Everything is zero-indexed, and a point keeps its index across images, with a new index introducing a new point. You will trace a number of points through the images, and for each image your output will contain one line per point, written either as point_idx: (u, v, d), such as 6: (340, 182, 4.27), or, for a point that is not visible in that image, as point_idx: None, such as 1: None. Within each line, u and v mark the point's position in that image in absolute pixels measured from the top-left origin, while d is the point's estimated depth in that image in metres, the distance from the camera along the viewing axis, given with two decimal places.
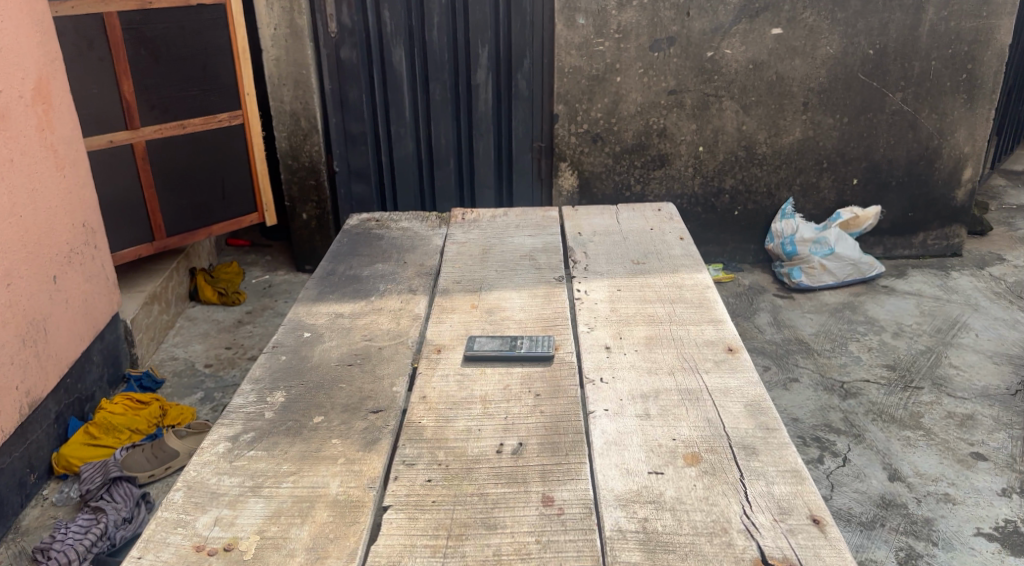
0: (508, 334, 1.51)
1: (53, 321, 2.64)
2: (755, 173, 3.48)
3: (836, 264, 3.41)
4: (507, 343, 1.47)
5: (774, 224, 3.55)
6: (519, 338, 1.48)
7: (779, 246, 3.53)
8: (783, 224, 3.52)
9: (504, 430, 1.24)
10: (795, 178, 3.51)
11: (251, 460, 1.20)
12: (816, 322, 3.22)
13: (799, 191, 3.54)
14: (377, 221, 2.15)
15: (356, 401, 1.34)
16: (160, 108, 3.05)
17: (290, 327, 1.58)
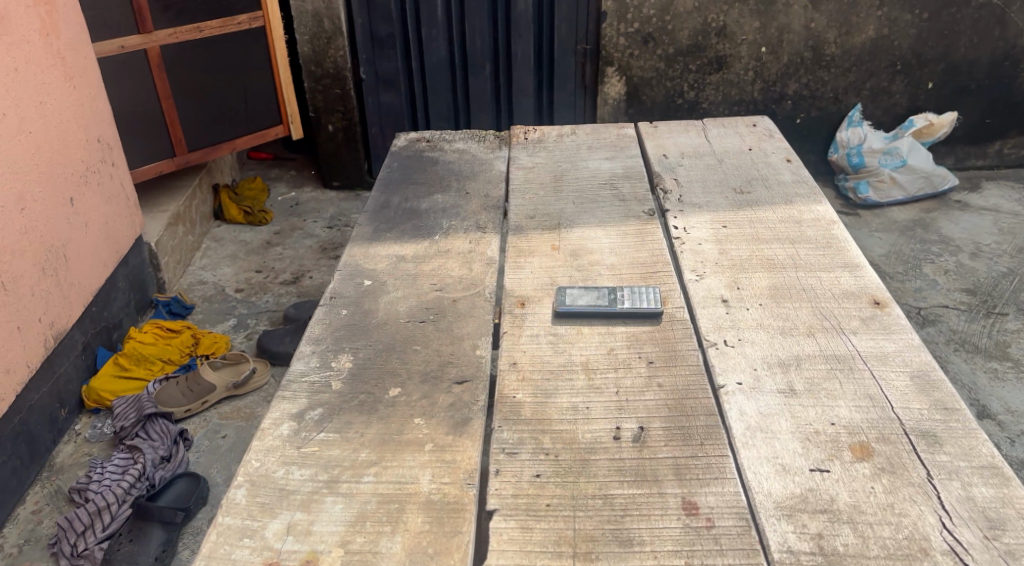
0: (606, 285, 1.28)
1: (75, 246, 2.55)
2: (823, 77, 3.15)
3: (908, 177, 3.11)
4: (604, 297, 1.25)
5: (839, 132, 3.22)
6: (619, 292, 1.26)
7: (844, 157, 3.21)
8: (850, 132, 3.18)
9: (618, 410, 1.04)
10: (866, 82, 3.17)
11: (322, 446, 1.00)
12: (886, 242, 2.95)
13: (868, 96, 3.20)
14: (428, 141, 1.91)
15: (436, 369, 1.13)
16: (173, 9, 2.77)
17: (347, 274, 1.37)
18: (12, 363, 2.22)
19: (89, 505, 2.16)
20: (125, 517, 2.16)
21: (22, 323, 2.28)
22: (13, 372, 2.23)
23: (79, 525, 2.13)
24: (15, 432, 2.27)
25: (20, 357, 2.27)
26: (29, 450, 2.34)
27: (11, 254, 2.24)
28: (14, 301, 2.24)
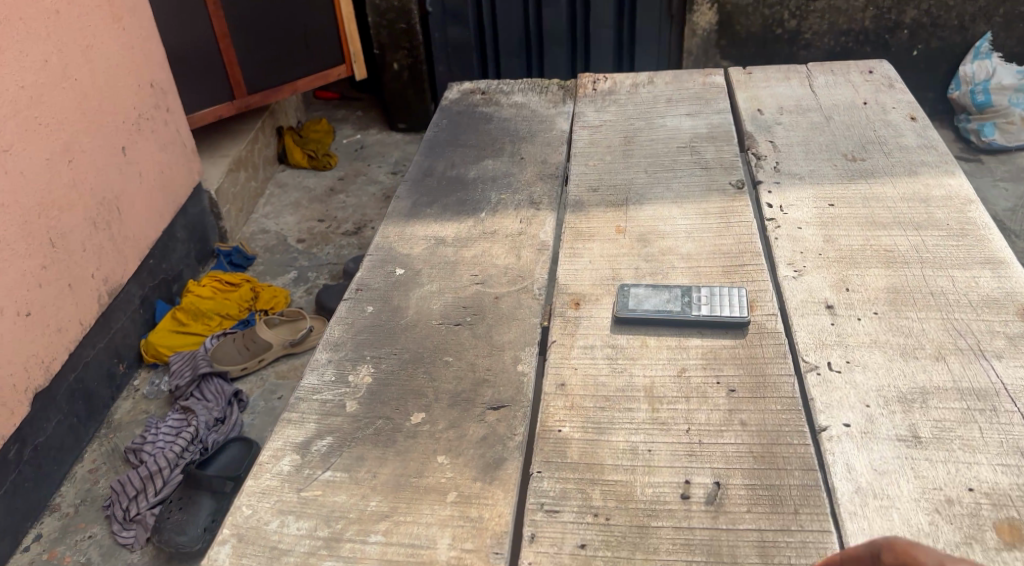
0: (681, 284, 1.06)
1: (128, 197, 2.45)
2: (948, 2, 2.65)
3: None
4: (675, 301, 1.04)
5: (962, 66, 2.72)
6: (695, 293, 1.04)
7: (966, 95, 2.70)
8: (975, 66, 2.68)
9: (688, 456, 0.84)
10: (999, 7, 2.64)
11: (327, 490, 0.83)
12: (1014, 192, 2.48)
13: (1001, 23, 2.67)
14: (483, 93, 1.69)
15: (468, 389, 0.95)
16: None
17: (376, 260, 1.19)
18: (64, 322, 2.15)
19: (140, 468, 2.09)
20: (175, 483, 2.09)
21: (73, 280, 2.20)
22: (65, 330, 2.16)
23: (131, 488, 2.08)
24: (72, 390, 2.22)
25: (73, 314, 2.19)
26: (87, 407, 2.29)
27: (60, 207, 2.15)
28: (65, 257, 2.16)
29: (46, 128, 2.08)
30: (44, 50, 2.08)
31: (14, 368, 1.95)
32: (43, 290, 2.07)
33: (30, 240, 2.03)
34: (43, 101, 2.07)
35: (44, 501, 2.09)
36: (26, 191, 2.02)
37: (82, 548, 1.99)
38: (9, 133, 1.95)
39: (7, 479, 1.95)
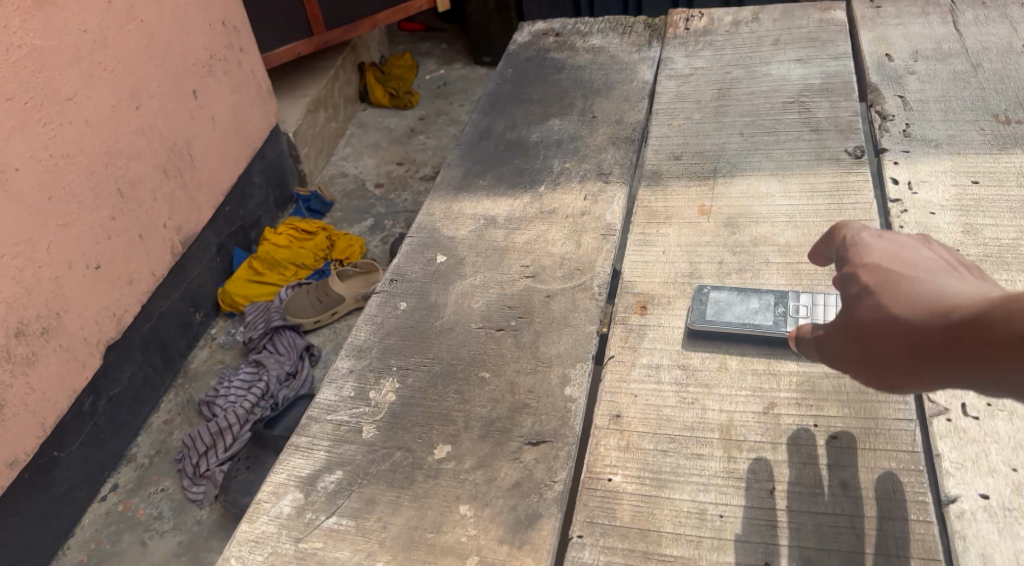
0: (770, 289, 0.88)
1: (200, 143, 2.39)
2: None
3: None
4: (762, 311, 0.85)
5: None
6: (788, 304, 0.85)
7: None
8: None
9: (771, 529, 0.69)
10: None
11: (328, 542, 0.71)
12: None
13: None
14: (557, 35, 1.48)
15: (505, 417, 0.79)
16: None
17: (416, 244, 1.04)
18: (136, 273, 2.13)
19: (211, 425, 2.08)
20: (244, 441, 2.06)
21: (144, 230, 2.16)
22: (137, 282, 2.13)
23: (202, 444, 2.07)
24: (146, 341, 2.21)
25: (144, 265, 2.17)
26: (163, 357, 2.29)
27: (128, 156, 2.09)
28: (135, 206, 2.12)
29: (110, 73, 2.01)
30: None
31: (85, 321, 1.94)
32: (114, 241, 2.04)
33: (98, 190, 1.99)
34: (107, 45, 2.00)
35: (121, 451, 2.12)
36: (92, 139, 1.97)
37: (155, 501, 2.01)
38: (72, 80, 1.89)
39: (82, 432, 1.96)
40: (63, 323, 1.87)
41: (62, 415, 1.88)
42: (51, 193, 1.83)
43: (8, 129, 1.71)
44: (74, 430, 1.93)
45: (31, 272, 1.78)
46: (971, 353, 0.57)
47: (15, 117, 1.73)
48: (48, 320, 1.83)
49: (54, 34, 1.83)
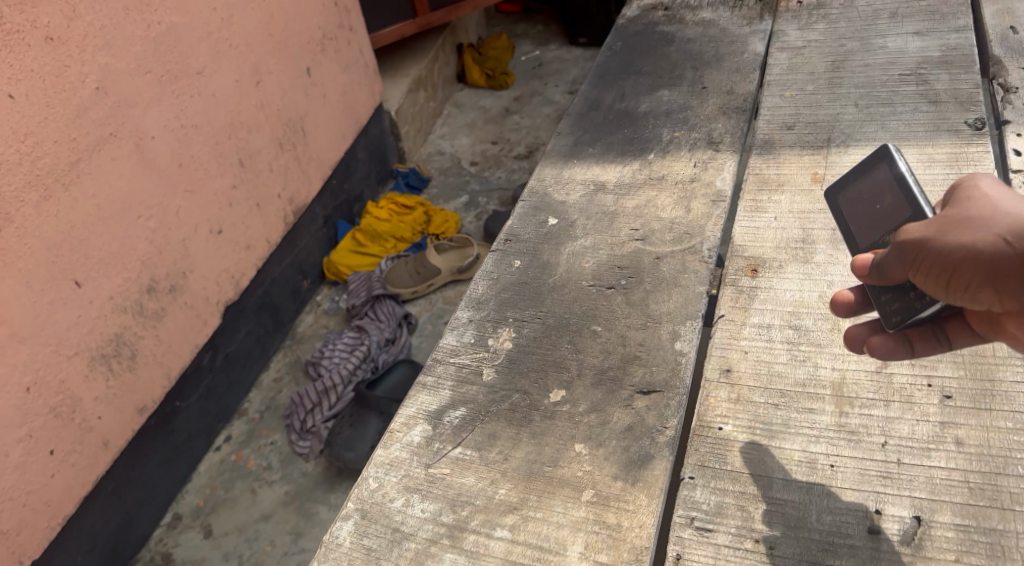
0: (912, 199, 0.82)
1: (312, 118, 2.51)
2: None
3: None
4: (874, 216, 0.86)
5: None
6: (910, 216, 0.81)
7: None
8: None
9: (863, 478, 0.80)
10: None
11: (456, 469, 0.77)
12: None
13: None
14: (665, 9, 1.50)
15: (617, 365, 0.84)
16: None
17: (529, 208, 1.08)
18: (253, 238, 2.27)
19: (316, 384, 2.21)
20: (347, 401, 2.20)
21: (260, 199, 2.30)
22: (253, 247, 2.28)
23: (309, 401, 2.20)
24: (258, 304, 2.35)
25: (260, 232, 2.31)
26: (273, 320, 2.43)
27: (248, 129, 2.23)
28: (253, 176, 2.26)
29: (234, 48, 2.14)
30: None
31: (208, 281, 2.09)
32: (234, 209, 2.19)
33: (221, 159, 2.12)
34: (232, 25, 2.13)
35: (234, 405, 2.27)
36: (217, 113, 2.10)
37: (264, 453, 2.15)
38: (202, 55, 2.03)
39: (201, 385, 2.11)
40: (188, 283, 2.02)
41: (185, 368, 2.02)
42: (181, 159, 1.97)
43: (147, 99, 1.86)
44: (194, 383, 2.08)
45: (162, 233, 1.92)
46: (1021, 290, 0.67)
47: (153, 89, 1.87)
48: (176, 278, 1.97)
49: (187, 12, 1.97)
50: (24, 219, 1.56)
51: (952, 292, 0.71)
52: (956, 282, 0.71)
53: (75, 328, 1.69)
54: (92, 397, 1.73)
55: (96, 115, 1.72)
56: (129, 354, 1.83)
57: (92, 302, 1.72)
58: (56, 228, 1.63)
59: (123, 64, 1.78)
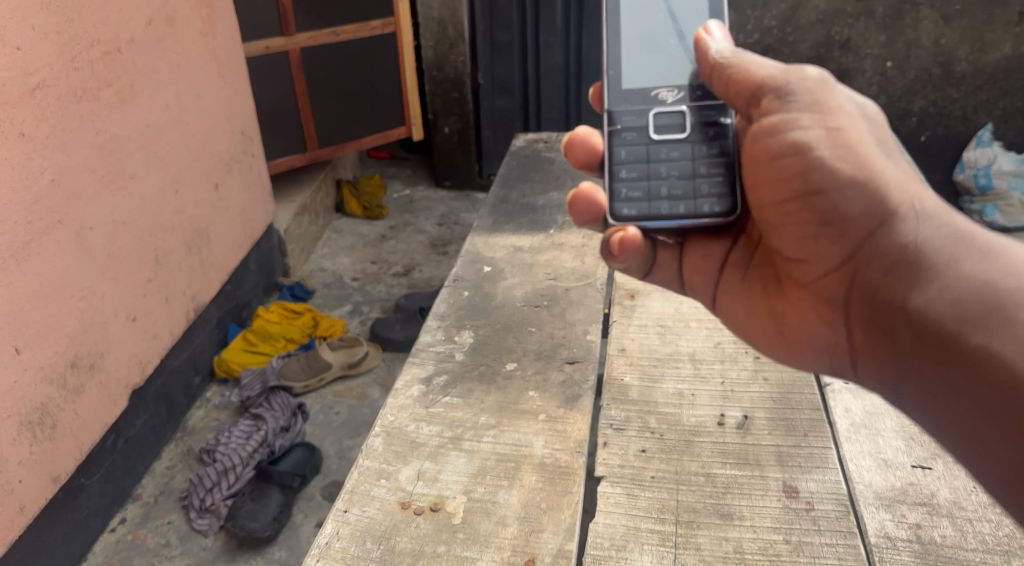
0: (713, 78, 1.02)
1: (216, 226, 2.35)
2: (953, 94, 2.51)
3: None
4: (656, 51, 1.06)
5: (964, 153, 2.51)
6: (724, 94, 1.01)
7: (970, 179, 2.45)
8: (977, 152, 2.47)
9: (724, 398, 1.08)
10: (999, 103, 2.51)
11: (447, 408, 1.10)
12: None
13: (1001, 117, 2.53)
14: (545, 142, 2.01)
15: (549, 348, 1.22)
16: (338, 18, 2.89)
17: (468, 260, 1.47)
18: (159, 331, 2.07)
19: (216, 464, 2.05)
20: (247, 480, 2.05)
21: (170, 294, 2.11)
22: (159, 339, 2.08)
23: (208, 481, 2.04)
24: None
25: (167, 325, 2.12)
26: None
27: (165, 230, 2.07)
28: (165, 275, 2.08)
29: (165, 158, 2.04)
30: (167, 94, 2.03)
31: (120, 366, 1.91)
32: (146, 301, 2.00)
33: (142, 252, 1.98)
34: (162, 137, 2.02)
35: (128, 490, 2.04)
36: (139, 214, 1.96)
37: None
38: (137, 159, 1.92)
39: (102, 466, 1.90)
40: (106, 363, 1.85)
41: (92, 446, 1.83)
42: (111, 250, 1.84)
43: (89, 193, 1.74)
44: (97, 462, 1.88)
45: (88, 316, 1.78)
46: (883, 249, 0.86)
47: (92, 186, 1.76)
48: (95, 358, 1.81)
49: (128, 122, 1.87)
50: None
51: (803, 198, 0.92)
52: (817, 198, 0.90)
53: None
54: (15, 459, 1.57)
55: (48, 204, 1.62)
56: (50, 424, 1.67)
57: (21, 376, 1.59)
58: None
59: (75, 162, 1.70)
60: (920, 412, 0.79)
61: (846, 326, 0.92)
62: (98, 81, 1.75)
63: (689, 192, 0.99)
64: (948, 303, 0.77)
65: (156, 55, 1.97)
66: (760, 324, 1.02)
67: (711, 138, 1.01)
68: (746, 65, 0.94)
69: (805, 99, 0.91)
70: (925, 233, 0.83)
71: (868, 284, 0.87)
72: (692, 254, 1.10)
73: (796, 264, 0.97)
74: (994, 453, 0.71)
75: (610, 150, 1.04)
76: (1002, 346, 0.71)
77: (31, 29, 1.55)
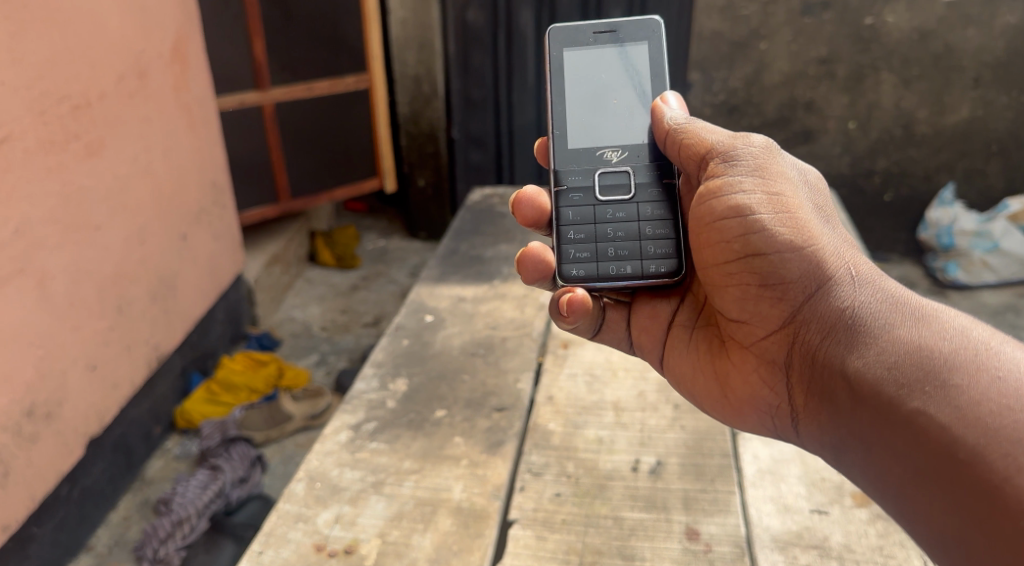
0: (657, 141, 1.09)
1: (183, 278, 2.28)
2: (913, 154, 2.61)
3: (1004, 263, 2.45)
4: (601, 113, 1.12)
5: (928, 212, 2.60)
6: (672, 158, 1.08)
7: (933, 237, 2.57)
8: (940, 212, 2.55)
9: (641, 444, 1.12)
10: (958, 162, 2.59)
11: (373, 453, 1.13)
12: (986, 308, 2.42)
13: (961, 177, 2.60)
14: (500, 197, 2.07)
15: (479, 396, 1.25)
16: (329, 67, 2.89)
17: (412, 309, 1.51)
18: (119, 380, 1.96)
19: (170, 514, 1.92)
20: (202, 532, 1.91)
21: (132, 343, 2.01)
22: (119, 389, 1.97)
23: (160, 532, 1.91)
24: None
25: (128, 375, 2.00)
26: None
27: (128, 279, 2.00)
28: (127, 324, 1.99)
29: (129, 209, 1.99)
30: (135, 146, 2.00)
31: (79, 416, 1.79)
32: (107, 349, 1.90)
33: (104, 301, 1.89)
34: (129, 190, 1.98)
35: (81, 540, 1.90)
36: (101, 262, 1.89)
37: None
38: (101, 211, 1.87)
39: (55, 516, 1.77)
40: (64, 412, 1.74)
41: (47, 495, 1.71)
42: (71, 299, 1.76)
43: (51, 243, 1.69)
44: (50, 511, 1.75)
45: (48, 364, 1.68)
46: (820, 314, 0.88)
47: (53, 236, 1.69)
48: (53, 406, 1.70)
49: (96, 175, 1.84)
50: None
51: (744, 262, 0.95)
52: (756, 259, 0.93)
53: None
54: None
55: (11, 253, 1.57)
56: (2, 472, 1.55)
57: None
58: None
59: (38, 213, 1.65)
60: (858, 474, 0.80)
61: (787, 389, 0.93)
62: (66, 134, 1.72)
63: (635, 253, 1.06)
64: (880, 366, 0.78)
65: (126, 109, 1.95)
66: (706, 387, 1.03)
67: (653, 201, 1.08)
68: (700, 132, 1.02)
69: (747, 166, 0.97)
70: (860, 295, 0.86)
71: (807, 346, 0.89)
72: (639, 315, 1.13)
73: (739, 326, 0.99)
74: (932, 516, 0.72)
75: (558, 212, 1.09)
76: (932, 407, 0.73)
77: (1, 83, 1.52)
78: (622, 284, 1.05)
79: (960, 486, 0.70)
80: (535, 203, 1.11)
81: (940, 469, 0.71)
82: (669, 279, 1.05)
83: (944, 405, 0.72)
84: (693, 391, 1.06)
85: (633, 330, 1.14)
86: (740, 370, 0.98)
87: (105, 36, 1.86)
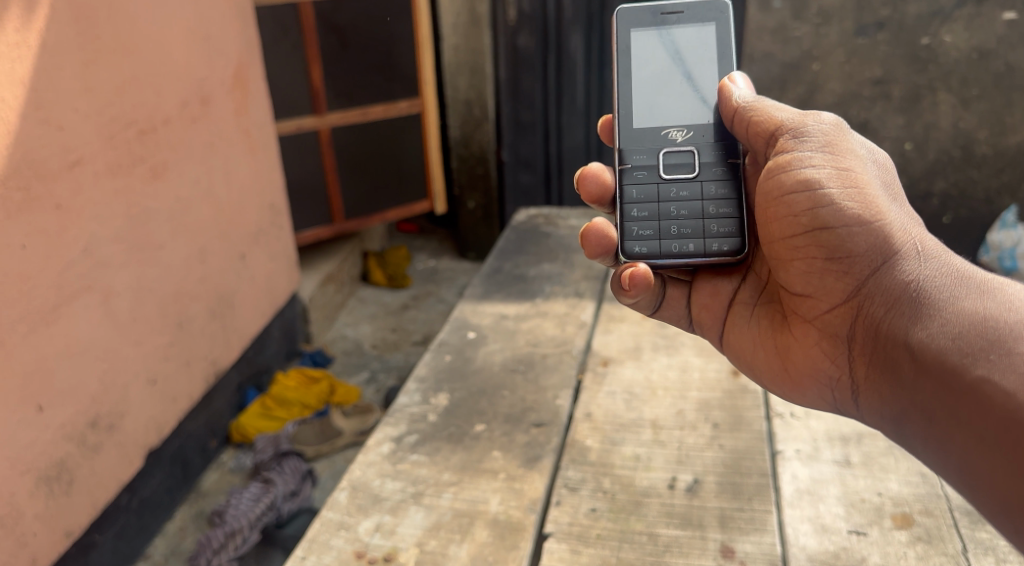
0: (724, 122, 1.10)
1: (241, 295, 2.36)
2: (974, 176, 2.54)
3: None
4: (667, 93, 1.13)
5: (988, 234, 2.50)
6: (739, 137, 1.09)
7: (994, 259, 2.46)
8: (1002, 234, 2.46)
9: (679, 461, 1.13)
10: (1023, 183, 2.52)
11: (413, 465, 1.16)
12: None
13: None
14: (545, 217, 2.10)
15: (518, 412, 1.27)
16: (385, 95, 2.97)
17: (455, 326, 1.55)
18: (178, 393, 2.04)
19: (223, 525, 1.98)
20: (253, 543, 1.96)
21: (191, 357, 2.09)
22: (178, 403, 2.05)
23: (214, 542, 1.96)
24: None
25: (186, 389, 2.08)
26: None
27: (189, 297, 2.08)
28: (187, 340, 2.07)
29: (190, 229, 2.07)
30: (197, 170, 2.10)
31: (139, 426, 1.87)
32: (167, 363, 1.98)
33: (165, 317, 1.97)
34: (190, 212, 2.07)
35: (140, 549, 1.96)
36: (163, 280, 1.97)
37: None
38: (163, 232, 1.95)
39: (115, 524, 1.83)
40: (125, 424, 1.81)
41: (108, 502, 1.78)
42: (135, 315, 1.84)
43: (117, 262, 1.78)
44: (111, 519, 1.81)
45: (110, 378, 1.76)
46: (888, 286, 0.88)
47: (121, 256, 1.79)
48: (116, 417, 1.78)
49: (159, 197, 1.93)
50: (13, 345, 1.47)
51: (810, 235, 0.96)
52: (823, 233, 0.94)
53: (21, 456, 1.50)
54: (31, 512, 1.52)
55: (78, 271, 1.65)
56: (66, 480, 1.62)
57: (48, 427, 1.57)
58: (26, 365, 1.50)
59: (107, 232, 1.73)
60: (921, 441, 0.81)
61: (849, 360, 0.94)
62: (133, 158, 1.82)
63: (698, 231, 1.06)
64: (946, 336, 0.80)
65: (189, 133, 2.05)
66: (768, 361, 1.05)
67: (717, 178, 1.08)
68: (768, 109, 1.02)
69: (815, 142, 0.97)
70: (927, 270, 0.86)
71: (873, 317, 0.90)
72: (699, 292, 1.15)
73: (802, 300, 0.99)
74: (989, 480, 0.73)
75: (622, 189, 1.11)
76: (995, 374, 0.74)
77: (75, 110, 1.62)
78: (685, 261, 1.06)
79: (1018, 451, 0.70)
80: (598, 177, 1.12)
81: (1001, 432, 0.71)
82: (733, 258, 1.05)
83: (1008, 370, 0.73)
84: (755, 366, 1.07)
85: (693, 308, 1.16)
86: (802, 343, 0.99)
87: (170, 68, 1.96)
